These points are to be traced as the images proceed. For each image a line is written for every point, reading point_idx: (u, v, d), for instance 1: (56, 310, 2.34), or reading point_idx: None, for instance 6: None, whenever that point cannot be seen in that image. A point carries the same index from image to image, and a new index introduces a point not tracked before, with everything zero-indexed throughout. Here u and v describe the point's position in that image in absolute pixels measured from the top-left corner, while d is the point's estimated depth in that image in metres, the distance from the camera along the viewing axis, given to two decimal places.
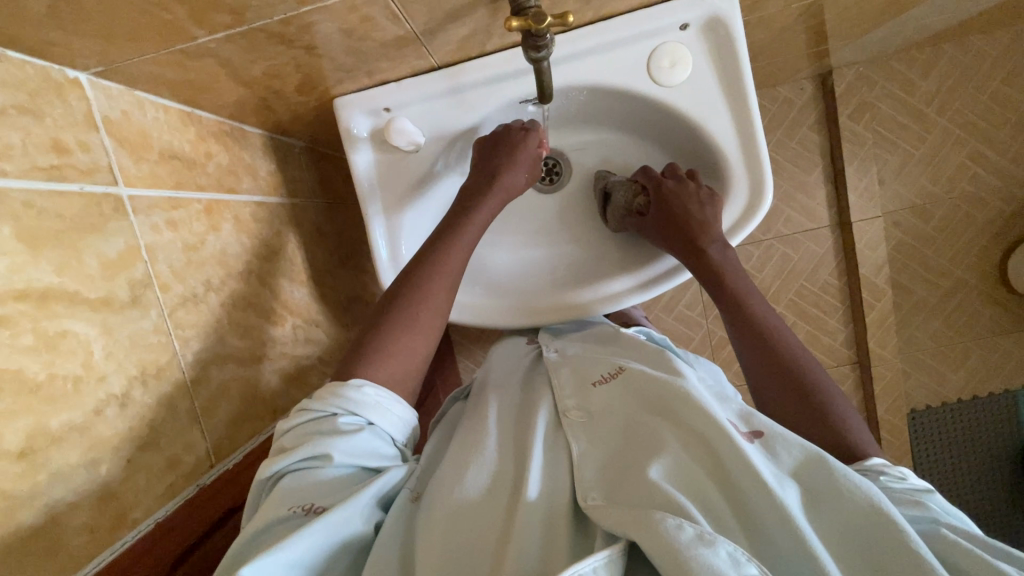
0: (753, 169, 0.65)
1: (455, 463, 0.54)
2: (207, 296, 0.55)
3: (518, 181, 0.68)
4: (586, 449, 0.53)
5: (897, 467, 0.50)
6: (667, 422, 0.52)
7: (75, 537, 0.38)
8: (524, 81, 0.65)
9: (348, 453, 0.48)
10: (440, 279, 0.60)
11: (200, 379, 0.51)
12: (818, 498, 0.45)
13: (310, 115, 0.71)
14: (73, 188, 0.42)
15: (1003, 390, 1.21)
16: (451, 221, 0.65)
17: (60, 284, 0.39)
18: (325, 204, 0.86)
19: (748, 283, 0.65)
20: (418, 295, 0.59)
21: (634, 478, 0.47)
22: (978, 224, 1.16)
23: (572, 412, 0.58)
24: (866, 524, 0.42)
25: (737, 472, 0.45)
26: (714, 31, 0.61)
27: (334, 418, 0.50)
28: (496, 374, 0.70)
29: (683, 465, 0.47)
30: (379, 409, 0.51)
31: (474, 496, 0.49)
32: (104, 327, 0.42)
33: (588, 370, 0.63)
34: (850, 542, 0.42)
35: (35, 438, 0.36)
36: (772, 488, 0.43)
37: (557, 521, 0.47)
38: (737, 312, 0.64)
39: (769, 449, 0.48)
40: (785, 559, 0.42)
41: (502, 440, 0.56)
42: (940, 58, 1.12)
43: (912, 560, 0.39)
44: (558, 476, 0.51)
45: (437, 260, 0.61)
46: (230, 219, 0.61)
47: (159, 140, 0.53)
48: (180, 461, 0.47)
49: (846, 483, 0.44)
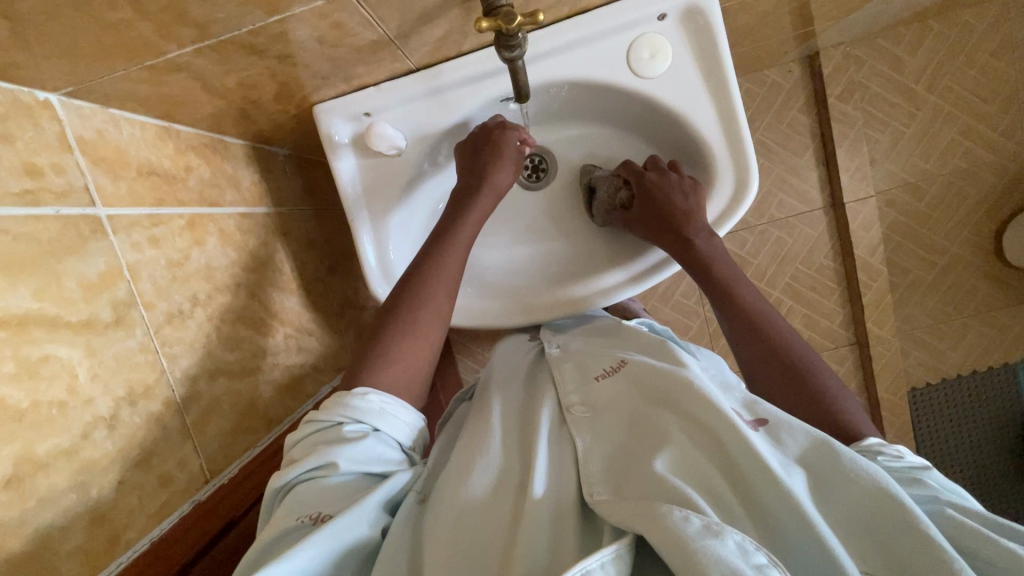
0: (739, 158, 0.65)
1: (461, 462, 0.54)
2: (194, 312, 0.54)
3: (506, 179, 0.67)
4: (592, 443, 0.53)
5: (895, 446, 0.49)
6: (671, 413, 0.52)
7: (68, 562, 0.38)
8: (503, 79, 0.64)
9: (354, 458, 0.49)
10: (440, 280, 0.62)
11: (190, 395, 0.51)
12: (825, 483, 0.45)
13: (291, 123, 0.70)
14: (49, 211, 0.42)
15: (1002, 363, 1.21)
16: (451, 224, 0.66)
17: (39, 309, 0.39)
18: (311, 211, 0.85)
19: (737, 270, 0.64)
20: (419, 298, 0.60)
21: (639, 471, 0.47)
22: (970, 199, 1.15)
23: (575, 407, 0.58)
24: (874, 507, 0.42)
25: (742, 461, 0.45)
26: (692, 20, 0.61)
27: (340, 426, 0.51)
28: (500, 370, 0.70)
29: (689, 456, 0.47)
30: (383, 415, 0.52)
31: (482, 497, 0.49)
32: (89, 349, 0.42)
33: (590, 365, 0.63)
34: (860, 526, 0.42)
35: (22, 465, 0.36)
36: (778, 477, 0.43)
37: (563, 517, 0.46)
38: (727, 300, 0.63)
39: (774, 436, 0.48)
40: (795, 546, 0.42)
41: (507, 438, 0.56)
42: (927, 34, 1.11)
43: (922, 541, 0.39)
44: (563, 473, 0.51)
45: (436, 264, 0.63)
46: (214, 233, 0.61)
47: (136, 156, 0.53)
48: (173, 479, 0.47)
49: (853, 466, 0.44)
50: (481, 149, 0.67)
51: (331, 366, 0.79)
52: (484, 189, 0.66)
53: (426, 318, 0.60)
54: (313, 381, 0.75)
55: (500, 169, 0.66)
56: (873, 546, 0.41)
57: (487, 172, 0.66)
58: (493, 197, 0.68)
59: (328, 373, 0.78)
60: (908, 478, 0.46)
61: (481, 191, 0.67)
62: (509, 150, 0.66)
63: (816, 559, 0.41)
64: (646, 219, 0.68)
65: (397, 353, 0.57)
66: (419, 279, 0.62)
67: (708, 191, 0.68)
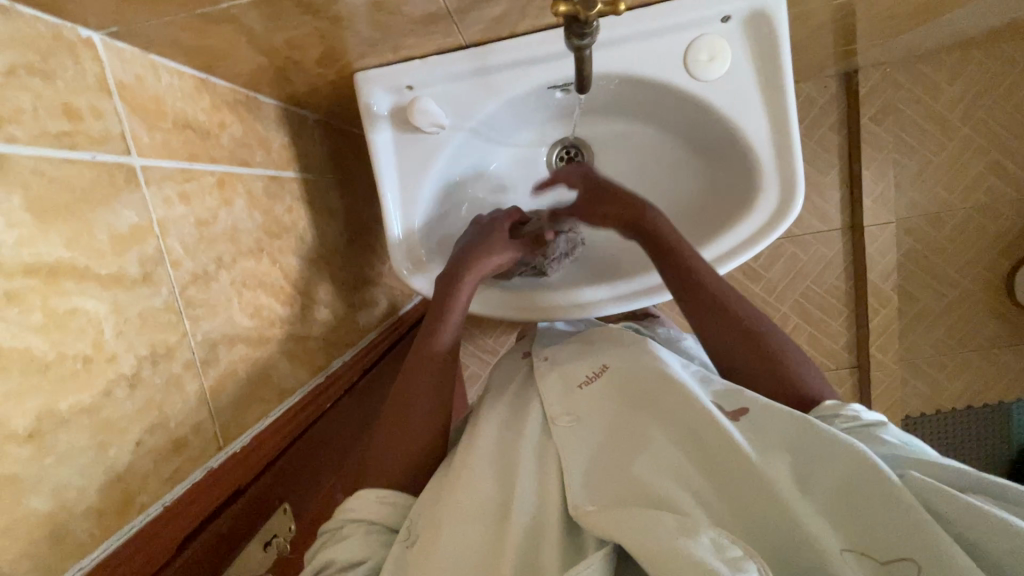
0: (787, 171, 0.63)
1: (447, 474, 0.54)
2: (218, 273, 0.53)
3: (492, 265, 0.67)
4: (575, 452, 0.52)
5: (851, 408, 0.51)
6: (655, 414, 0.53)
7: (83, 522, 0.36)
8: (556, 65, 0.62)
9: (349, 553, 0.48)
10: (427, 380, 0.61)
11: (209, 359, 0.50)
12: (804, 464, 0.46)
13: (327, 87, 0.68)
14: (86, 156, 0.40)
15: (997, 402, 1.21)
16: (444, 314, 0.64)
17: (70, 259, 0.37)
18: (335, 179, 0.83)
19: (712, 271, 0.63)
20: (403, 400, 0.60)
21: (622, 477, 0.48)
22: (990, 235, 1.14)
23: (561, 418, 0.56)
24: (847, 478, 0.44)
25: (721, 452, 0.48)
26: (757, 26, 0.59)
27: (341, 525, 0.51)
28: (496, 385, 0.70)
29: (668, 455, 0.49)
30: (375, 506, 0.52)
31: (467, 508, 0.49)
32: (115, 305, 0.40)
33: (571, 372, 0.63)
34: (842, 506, 0.44)
35: (45, 419, 0.34)
36: (752, 462, 0.46)
37: (547, 530, 0.47)
38: (706, 311, 0.62)
39: (754, 423, 0.50)
40: (776, 528, 0.44)
41: (491, 450, 0.55)
42: (969, 64, 1.09)
43: (900, 514, 0.41)
44: (548, 487, 0.50)
45: (421, 366, 0.62)
46: (242, 194, 0.59)
47: (173, 107, 0.51)
48: (188, 444, 0.46)
49: (836, 442, 0.46)
50: (469, 244, 0.68)
51: (343, 340, 0.78)
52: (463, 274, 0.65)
53: (415, 416, 0.59)
54: (326, 354, 0.73)
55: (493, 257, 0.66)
56: (857, 527, 0.43)
57: (475, 261, 0.66)
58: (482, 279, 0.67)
59: (340, 347, 0.77)
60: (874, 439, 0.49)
61: (466, 280, 0.65)
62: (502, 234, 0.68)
63: (796, 546, 0.43)
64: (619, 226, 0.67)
65: (387, 451, 0.57)
66: (407, 374, 0.62)
67: (749, 206, 0.64)
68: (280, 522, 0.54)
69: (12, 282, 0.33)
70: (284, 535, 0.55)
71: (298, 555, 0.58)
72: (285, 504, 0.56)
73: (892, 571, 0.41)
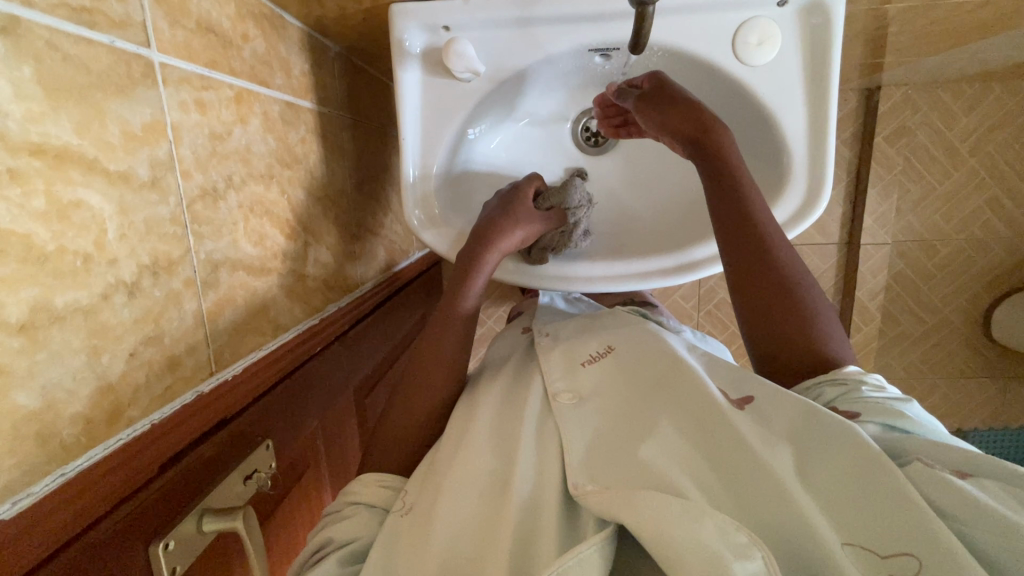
0: (817, 164, 0.62)
1: (444, 454, 0.52)
2: (227, 193, 0.50)
3: (511, 241, 0.65)
4: (576, 431, 0.50)
5: (874, 378, 0.53)
6: (659, 400, 0.51)
7: (69, 427, 0.34)
8: (605, 26, 0.61)
9: (346, 530, 0.49)
10: (441, 344, 0.61)
11: (209, 281, 0.48)
12: (809, 456, 0.44)
13: (358, 15, 0.64)
14: (104, 39, 0.37)
15: (955, 428, 1.26)
16: (461, 283, 0.63)
17: (78, 146, 0.34)
18: (350, 118, 0.80)
19: (761, 202, 0.60)
20: (420, 360, 0.61)
21: (626, 458, 0.46)
22: (977, 268, 1.16)
23: (562, 394, 0.55)
24: (857, 471, 0.41)
25: (725, 444, 0.45)
26: (812, 14, 0.58)
27: (338, 511, 0.52)
28: (492, 362, 0.68)
29: (672, 442, 0.46)
30: (374, 490, 0.53)
31: (468, 480, 0.48)
32: (121, 205, 0.38)
33: (575, 350, 0.62)
34: (842, 498, 0.40)
35: (38, 313, 0.32)
36: (756, 450, 0.43)
37: (546, 504, 0.45)
38: (754, 264, 0.59)
39: (759, 412, 0.48)
40: (773, 520, 0.40)
41: (493, 428, 0.54)
42: (987, 96, 1.09)
43: (914, 515, 0.37)
44: (547, 459, 0.49)
45: (434, 332, 0.62)
46: (258, 115, 0.56)
47: (197, 7, 0.47)
48: (181, 363, 0.44)
49: (841, 430, 0.44)
50: (491, 218, 0.66)
51: (342, 284, 0.76)
52: (485, 252, 0.63)
53: (430, 377, 0.60)
54: (322, 297, 0.70)
55: (512, 232, 0.65)
56: (857, 519, 0.39)
57: (493, 237, 0.64)
58: (500, 255, 0.65)
59: (338, 292, 0.74)
60: (896, 414, 0.48)
61: (487, 252, 0.64)
62: (524, 205, 0.67)
63: (797, 537, 0.38)
64: (684, 134, 0.62)
65: (401, 414, 0.59)
66: (430, 332, 0.62)
67: (778, 195, 0.64)
68: (262, 457, 0.50)
69: (17, 160, 0.30)
70: (265, 472, 0.50)
71: (276, 492, 0.55)
72: (269, 440, 0.51)
73: (891, 565, 0.36)
